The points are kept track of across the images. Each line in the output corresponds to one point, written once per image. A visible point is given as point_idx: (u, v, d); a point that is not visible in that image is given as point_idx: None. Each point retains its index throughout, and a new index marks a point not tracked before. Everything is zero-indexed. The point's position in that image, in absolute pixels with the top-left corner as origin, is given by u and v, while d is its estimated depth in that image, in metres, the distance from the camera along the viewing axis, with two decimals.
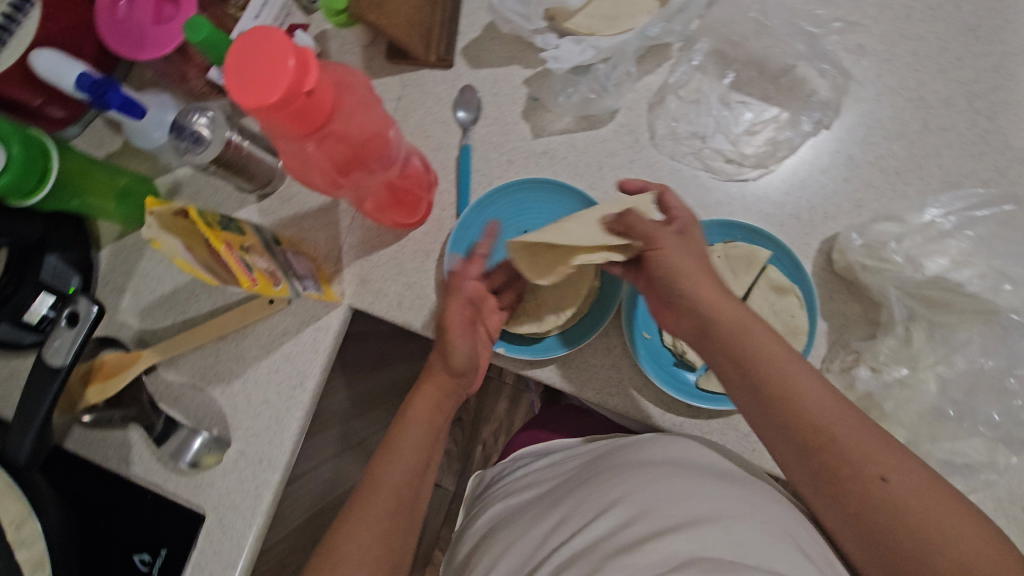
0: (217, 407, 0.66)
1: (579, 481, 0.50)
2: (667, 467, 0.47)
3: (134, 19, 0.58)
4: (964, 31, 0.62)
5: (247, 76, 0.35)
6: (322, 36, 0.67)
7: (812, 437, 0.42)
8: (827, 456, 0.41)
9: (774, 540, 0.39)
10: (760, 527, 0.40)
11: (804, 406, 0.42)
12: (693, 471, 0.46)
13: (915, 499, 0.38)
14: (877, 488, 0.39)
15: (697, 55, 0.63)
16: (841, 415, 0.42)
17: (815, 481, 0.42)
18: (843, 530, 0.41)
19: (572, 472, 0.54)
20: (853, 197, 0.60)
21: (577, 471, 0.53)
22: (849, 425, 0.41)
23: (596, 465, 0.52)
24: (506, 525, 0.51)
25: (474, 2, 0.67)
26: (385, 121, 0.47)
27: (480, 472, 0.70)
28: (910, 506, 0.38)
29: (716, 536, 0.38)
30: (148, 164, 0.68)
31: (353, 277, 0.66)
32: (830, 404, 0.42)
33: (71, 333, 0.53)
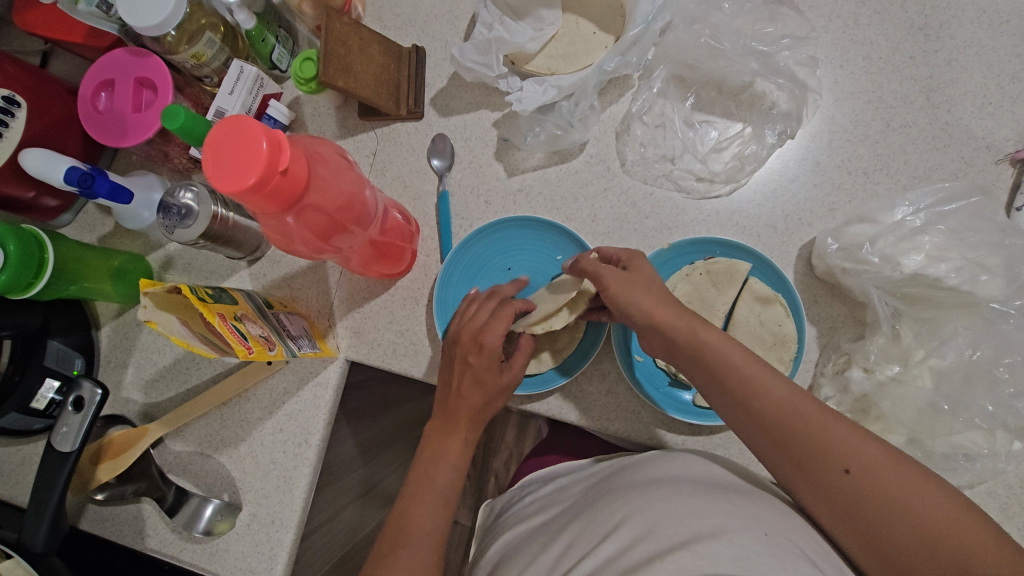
0: (225, 472, 0.67)
1: (584, 509, 0.50)
2: (670, 486, 0.46)
3: (115, 109, 0.61)
4: (912, 31, 0.63)
5: (224, 165, 0.35)
6: (295, 103, 0.71)
7: (802, 446, 0.41)
8: (821, 462, 0.40)
9: (780, 551, 0.38)
10: (763, 538, 0.39)
11: (771, 407, 0.43)
12: (696, 488, 0.45)
13: (914, 498, 0.37)
14: (875, 487, 0.38)
15: (656, 82, 0.65)
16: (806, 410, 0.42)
17: (805, 482, 0.41)
18: (844, 533, 0.40)
19: (576, 499, 0.54)
20: (826, 201, 0.61)
21: (582, 499, 0.52)
22: (835, 429, 0.41)
23: (599, 491, 0.52)
24: (513, 559, 0.51)
25: (437, 54, 0.69)
26: (358, 185, 0.48)
27: (489, 501, 0.70)
28: (912, 503, 0.37)
29: (722, 550, 0.37)
30: (141, 242, 0.71)
31: (347, 330, 0.67)
32: (794, 401, 0.43)
33: (78, 419, 0.55)
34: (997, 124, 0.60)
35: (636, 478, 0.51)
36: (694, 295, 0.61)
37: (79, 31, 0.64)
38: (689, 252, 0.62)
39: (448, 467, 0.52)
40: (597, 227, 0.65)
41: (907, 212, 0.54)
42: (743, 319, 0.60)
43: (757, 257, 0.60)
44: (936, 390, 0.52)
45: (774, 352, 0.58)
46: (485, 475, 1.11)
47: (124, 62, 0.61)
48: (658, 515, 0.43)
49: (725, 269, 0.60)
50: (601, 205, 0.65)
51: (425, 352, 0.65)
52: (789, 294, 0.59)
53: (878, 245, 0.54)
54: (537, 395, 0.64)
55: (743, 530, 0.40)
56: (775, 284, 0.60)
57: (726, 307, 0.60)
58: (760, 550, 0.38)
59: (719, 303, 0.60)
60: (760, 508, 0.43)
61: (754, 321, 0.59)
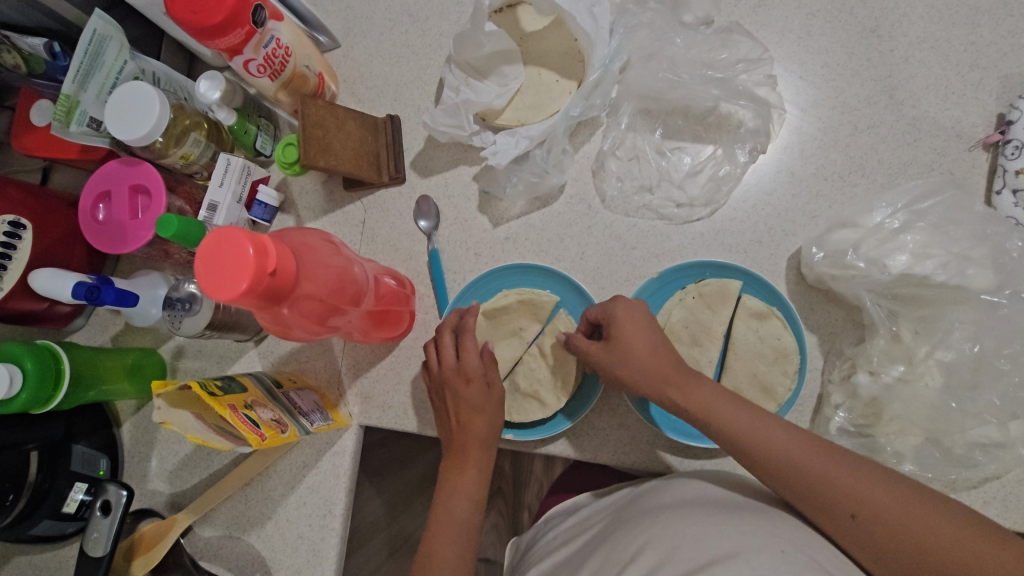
0: (256, 552, 0.67)
1: (604, 541, 0.50)
2: (687, 512, 0.46)
3: (114, 217, 0.64)
4: (865, 35, 0.64)
5: (219, 273, 0.38)
6: (284, 184, 0.74)
7: (814, 487, 0.43)
8: (830, 497, 0.42)
9: (795, 565, 0.38)
10: (779, 555, 0.39)
11: (773, 448, 0.45)
12: (710, 510, 0.46)
13: (931, 528, 0.39)
14: (894, 524, 0.40)
15: (624, 117, 0.67)
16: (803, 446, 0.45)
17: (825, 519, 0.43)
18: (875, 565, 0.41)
19: (596, 531, 0.54)
20: (806, 210, 0.62)
21: (601, 530, 0.53)
22: (844, 469, 0.43)
23: (618, 521, 0.52)
24: None
25: (411, 119, 0.72)
26: (345, 265, 0.51)
27: (516, 539, 0.71)
28: (929, 529, 0.39)
29: (739, 570, 0.37)
30: (151, 335, 0.73)
31: (357, 396, 0.68)
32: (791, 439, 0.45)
33: (107, 522, 0.56)
34: (964, 112, 0.61)
35: (652, 504, 0.51)
36: (689, 319, 0.61)
37: (73, 147, 0.67)
38: (679, 276, 0.63)
39: (465, 481, 0.55)
40: (586, 264, 0.66)
41: (886, 214, 0.55)
42: (742, 336, 0.60)
43: (747, 273, 0.60)
44: (944, 387, 0.51)
45: (778, 365, 0.58)
46: (516, 515, 1.10)
47: (118, 173, 0.65)
48: (676, 541, 0.43)
49: (717, 289, 0.61)
50: (587, 242, 0.66)
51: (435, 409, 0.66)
52: (782, 306, 0.59)
53: (862, 249, 0.54)
54: (550, 437, 0.64)
55: (760, 550, 0.40)
56: (767, 297, 0.60)
57: (723, 327, 0.60)
58: (777, 567, 0.38)
59: (716, 323, 0.61)
60: (775, 524, 0.43)
61: (753, 337, 0.60)
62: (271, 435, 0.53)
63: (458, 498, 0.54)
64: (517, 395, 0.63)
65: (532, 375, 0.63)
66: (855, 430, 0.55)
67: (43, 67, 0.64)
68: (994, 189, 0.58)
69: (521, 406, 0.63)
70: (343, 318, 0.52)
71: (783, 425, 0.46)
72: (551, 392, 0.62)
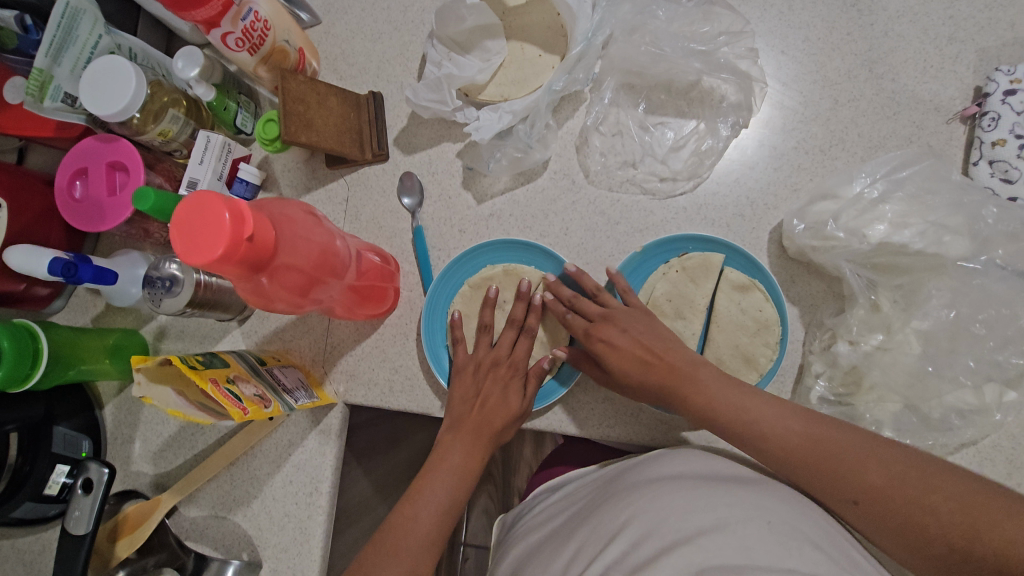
0: (243, 531, 0.67)
1: (595, 509, 0.51)
2: (674, 482, 0.48)
3: (91, 195, 0.63)
4: (846, 8, 0.64)
5: (192, 238, 0.37)
6: (265, 162, 0.73)
7: (816, 463, 0.44)
8: (832, 471, 0.43)
9: (778, 538, 0.40)
10: (768, 527, 0.41)
11: (762, 429, 0.47)
12: (702, 483, 0.47)
13: (930, 501, 0.40)
14: (896, 496, 0.41)
15: (607, 92, 0.66)
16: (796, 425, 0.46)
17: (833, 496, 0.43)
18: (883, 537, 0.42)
19: (587, 499, 0.55)
20: (788, 183, 0.63)
21: (591, 501, 0.54)
22: (847, 444, 0.44)
23: (609, 491, 0.53)
24: (525, 561, 0.52)
25: (395, 96, 0.72)
26: (328, 238, 0.50)
27: (502, 514, 0.71)
28: (926, 500, 0.40)
29: (728, 542, 0.39)
30: (133, 317, 0.72)
31: (342, 374, 0.68)
32: (782, 420, 0.47)
33: (89, 500, 0.56)
34: (943, 86, 0.62)
35: (643, 475, 0.52)
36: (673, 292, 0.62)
37: (49, 124, 0.66)
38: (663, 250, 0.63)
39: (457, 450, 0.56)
40: (571, 239, 0.66)
41: (865, 184, 0.55)
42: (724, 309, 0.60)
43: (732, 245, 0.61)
44: (923, 354, 0.52)
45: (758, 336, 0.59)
46: (506, 496, 1.11)
47: (95, 149, 0.64)
48: (664, 510, 0.44)
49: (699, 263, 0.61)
50: (571, 218, 0.66)
51: (420, 385, 0.66)
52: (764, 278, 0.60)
53: (842, 220, 0.55)
54: (536, 411, 0.65)
55: (747, 520, 0.41)
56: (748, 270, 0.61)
57: (706, 299, 0.61)
58: (765, 537, 0.40)
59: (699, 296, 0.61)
60: (766, 497, 0.45)
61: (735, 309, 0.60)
62: (253, 407, 0.52)
63: (447, 457, 0.56)
64: None
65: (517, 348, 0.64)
66: (835, 398, 0.55)
67: (15, 41, 0.60)
68: (971, 160, 0.59)
69: None
70: (328, 290, 0.52)
71: (775, 399, 0.48)
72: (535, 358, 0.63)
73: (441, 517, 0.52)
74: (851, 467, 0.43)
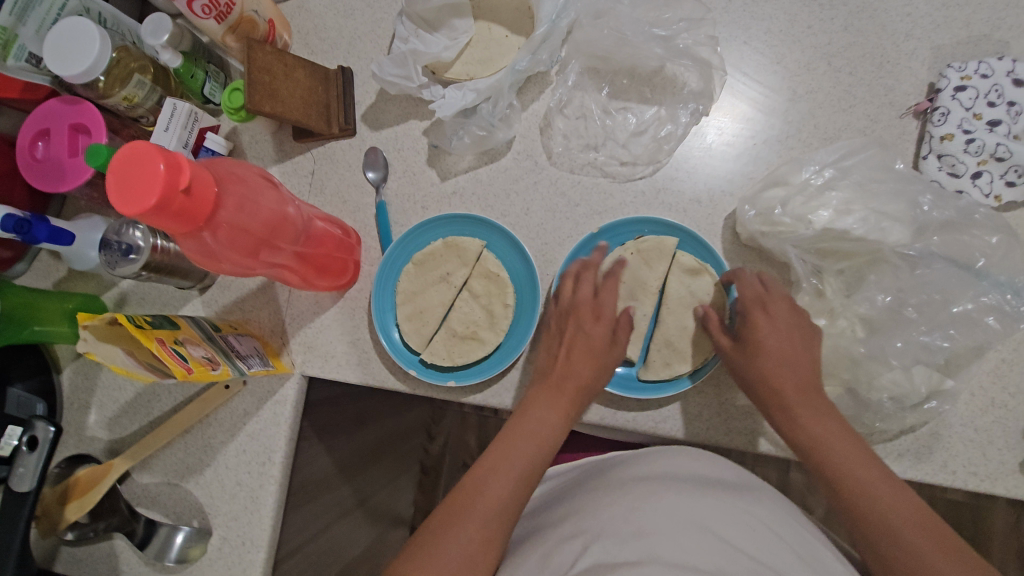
0: (193, 499, 0.67)
1: (566, 507, 0.53)
2: (641, 482, 0.49)
3: (52, 155, 0.63)
4: (808, 2, 0.66)
5: (128, 188, 0.38)
6: (233, 133, 0.73)
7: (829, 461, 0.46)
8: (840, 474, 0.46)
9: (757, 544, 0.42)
10: (750, 531, 0.43)
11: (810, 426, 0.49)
12: (685, 485, 0.49)
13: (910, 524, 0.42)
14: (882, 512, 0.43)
15: (571, 75, 0.67)
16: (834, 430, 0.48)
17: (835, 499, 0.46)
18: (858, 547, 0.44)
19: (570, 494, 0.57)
20: (744, 171, 0.64)
21: (573, 497, 0.55)
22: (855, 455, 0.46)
23: (593, 487, 0.55)
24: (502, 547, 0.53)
25: (364, 73, 0.72)
26: (281, 202, 0.51)
27: None
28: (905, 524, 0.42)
29: (707, 542, 0.41)
30: (95, 282, 0.72)
31: (300, 346, 0.68)
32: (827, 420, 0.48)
33: (34, 458, 0.56)
34: (897, 81, 0.63)
35: (627, 474, 0.53)
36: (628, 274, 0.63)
37: None
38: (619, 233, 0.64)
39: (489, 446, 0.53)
40: (530, 219, 0.67)
41: (814, 171, 0.57)
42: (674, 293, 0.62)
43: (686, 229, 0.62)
44: (863, 338, 0.53)
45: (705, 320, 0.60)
46: None
47: (59, 111, 0.64)
48: (648, 508, 0.45)
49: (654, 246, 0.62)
50: (532, 198, 0.67)
51: (376, 359, 0.66)
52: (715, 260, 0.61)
53: (789, 206, 0.56)
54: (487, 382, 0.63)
55: (718, 520, 0.43)
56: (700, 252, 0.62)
57: (658, 282, 0.62)
58: (744, 539, 0.42)
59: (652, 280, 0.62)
60: (726, 496, 0.47)
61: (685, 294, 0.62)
62: (201, 369, 0.53)
63: (551, 422, 0.52)
64: (456, 341, 0.63)
65: (467, 319, 0.64)
66: None
67: None
68: (921, 154, 0.61)
69: (463, 350, 0.63)
70: (284, 254, 0.53)
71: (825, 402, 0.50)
72: (489, 329, 0.63)
73: (511, 502, 0.46)
74: (845, 472, 0.45)
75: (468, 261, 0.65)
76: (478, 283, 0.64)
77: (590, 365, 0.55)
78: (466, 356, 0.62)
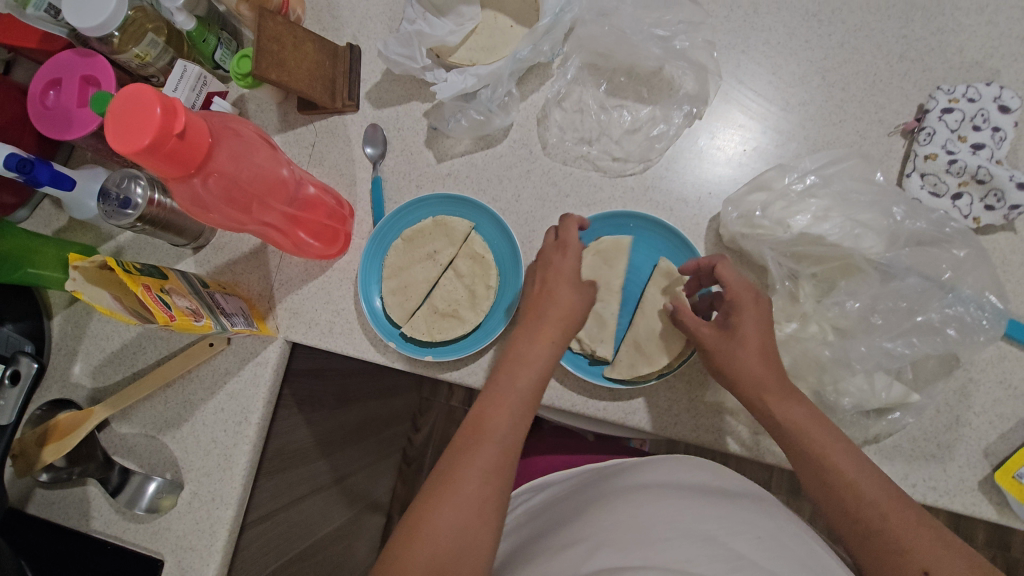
0: (169, 452, 0.69)
1: (566, 516, 0.53)
2: (641, 492, 0.50)
3: (61, 105, 0.65)
4: (807, 18, 0.67)
5: (125, 127, 0.41)
6: (240, 101, 0.75)
7: (821, 465, 0.47)
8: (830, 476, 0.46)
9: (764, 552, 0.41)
10: (756, 541, 0.42)
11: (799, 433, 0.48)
12: (683, 493, 0.48)
13: (904, 522, 0.43)
14: (879, 515, 0.43)
15: (571, 70, 0.69)
16: (825, 435, 0.48)
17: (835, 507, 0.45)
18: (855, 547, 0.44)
19: (569, 500, 0.57)
20: (731, 175, 0.65)
21: (573, 504, 0.55)
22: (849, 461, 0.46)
23: (593, 492, 0.55)
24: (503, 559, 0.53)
25: (372, 52, 0.74)
26: (276, 162, 0.54)
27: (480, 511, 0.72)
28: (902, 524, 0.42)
29: (702, 548, 0.40)
30: (93, 234, 0.74)
31: (286, 312, 0.70)
32: (812, 422, 0.49)
33: (15, 392, 0.57)
34: (888, 100, 0.64)
35: (626, 482, 0.53)
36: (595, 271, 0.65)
37: (32, 37, 0.69)
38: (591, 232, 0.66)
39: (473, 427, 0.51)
40: (520, 206, 0.68)
41: (795, 177, 0.58)
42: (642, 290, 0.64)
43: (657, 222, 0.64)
44: (831, 343, 0.54)
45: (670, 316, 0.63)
46: None
47: (72, 63, 0.66)
48: (644, 516, 0.45)
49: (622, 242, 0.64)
50: (524, 186, 0.68)
51: (359, 329, 0.68)
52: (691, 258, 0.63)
53: (769, 210, 0.57)
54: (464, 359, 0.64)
55: (716, 526, 0.43)
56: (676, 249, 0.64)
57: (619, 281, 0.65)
58: (751, 550, 0.41)
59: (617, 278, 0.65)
60: (729, 506, 0.47)
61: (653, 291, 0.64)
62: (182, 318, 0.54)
63: (521, 382, 0.51)
64: (437, 317, 0.65)
65: (450, 297, 0.66)
66: None
67: None
68: (905, 172, 0.62)
69: (443, 326, 0.64)
70: (272, 215, 0.55)
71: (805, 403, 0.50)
72: (469, 308, 0.64)
73: (498, 468, 0.46)
74: (843, 479, 0.46)
75: (455, 241, 0.66)
76: (462, 265, 0.66)
77: (566, 329, 0.55)
78: (445, 331, 0.64)
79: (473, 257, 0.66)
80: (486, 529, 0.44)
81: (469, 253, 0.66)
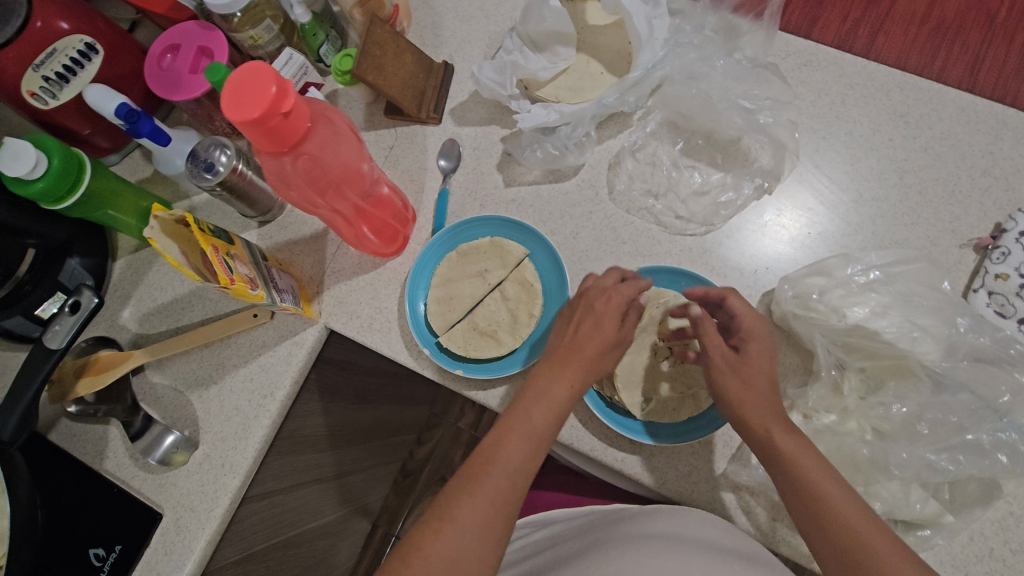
0: (191, 410, 0.70)
1: (571, 556, 0.52)
2: (651, 542, 0.49)
3: (175, 68, 0.70)
4: (894, 117, 0.68)
5: (238, 98, 0.43)
6: (332, 95, 0.79)
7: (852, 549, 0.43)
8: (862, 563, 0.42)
9: None
10: None
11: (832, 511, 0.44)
12: (694, 550, 0.47)
13: None
14: None
15: (651, 123, 0.71)
16: (861, 516, 0.44)
17: None
18: None
19: (574, 539, 0.56)
20: (791, 255, 0.65)
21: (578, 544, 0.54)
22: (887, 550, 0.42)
23: (600, 534, 0.54)
24: None
25: (464, 73, 0.77)
26: (360, 156, 0.56)
27: None
28: None
29: None
30: (171, 190, 0.78)
31: (331, 299, 0.72)
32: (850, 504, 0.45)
33: (70, 321, 0.59)
34: (965, 212, 0.64)
35: (633, 529, 0.52)
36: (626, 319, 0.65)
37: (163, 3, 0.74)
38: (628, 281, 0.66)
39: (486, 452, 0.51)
40: (577, 243, 0.69)
41: (859, 269, 0.58)
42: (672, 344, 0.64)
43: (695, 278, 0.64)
44: (870, 442, 0.53)
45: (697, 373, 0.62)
46: None
47: (192, 32, 0.71)
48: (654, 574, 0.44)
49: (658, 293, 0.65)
50: (583, 225, 0.70)
51: (396, 330, 0.69)
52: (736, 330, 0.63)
53: (826, 295, 0.57)
54: (495, 380, 0.65)
55: None
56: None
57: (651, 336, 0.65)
58: None
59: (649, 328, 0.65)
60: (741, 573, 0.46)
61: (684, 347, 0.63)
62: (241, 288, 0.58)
63: (537, 419, 0.51)
64: (475, 334, 0.65)
65: (491, 316, 0.66)
66: None
67: None
68: (972, 287, 0.61)
69: (481, 344, 0.64)
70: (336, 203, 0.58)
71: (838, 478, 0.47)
72: (509, 332, 0.65)
73: (503, 504, 0.46)
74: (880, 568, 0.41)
75: (508, 264, 0.67)
76: (509, 292, 0.67)
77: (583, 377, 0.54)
78: (482, 349, 0.64)
79: (522, 283, 0.66)
80: (483, 564, 0.44)
81: (519, 279, 0.67)
